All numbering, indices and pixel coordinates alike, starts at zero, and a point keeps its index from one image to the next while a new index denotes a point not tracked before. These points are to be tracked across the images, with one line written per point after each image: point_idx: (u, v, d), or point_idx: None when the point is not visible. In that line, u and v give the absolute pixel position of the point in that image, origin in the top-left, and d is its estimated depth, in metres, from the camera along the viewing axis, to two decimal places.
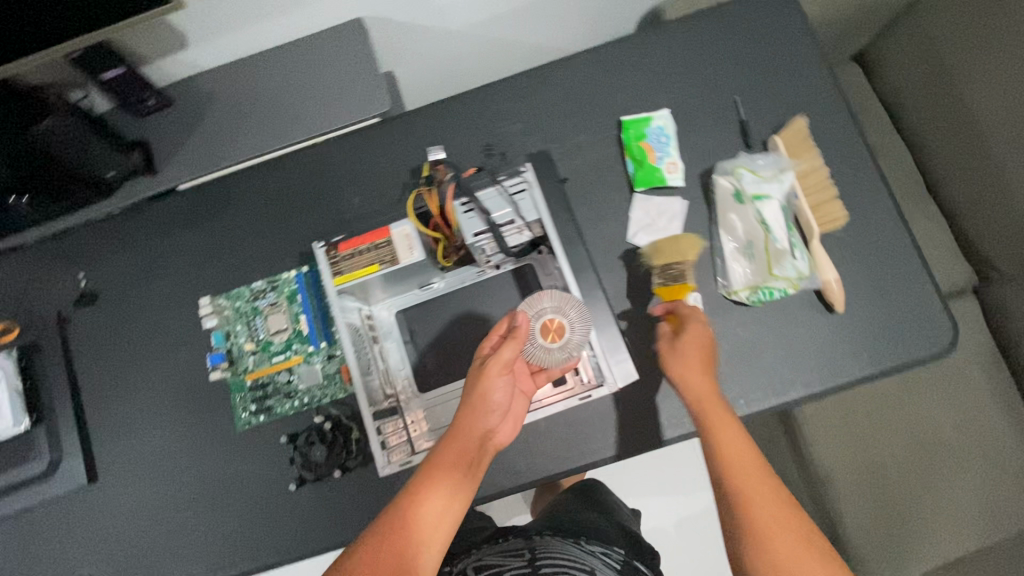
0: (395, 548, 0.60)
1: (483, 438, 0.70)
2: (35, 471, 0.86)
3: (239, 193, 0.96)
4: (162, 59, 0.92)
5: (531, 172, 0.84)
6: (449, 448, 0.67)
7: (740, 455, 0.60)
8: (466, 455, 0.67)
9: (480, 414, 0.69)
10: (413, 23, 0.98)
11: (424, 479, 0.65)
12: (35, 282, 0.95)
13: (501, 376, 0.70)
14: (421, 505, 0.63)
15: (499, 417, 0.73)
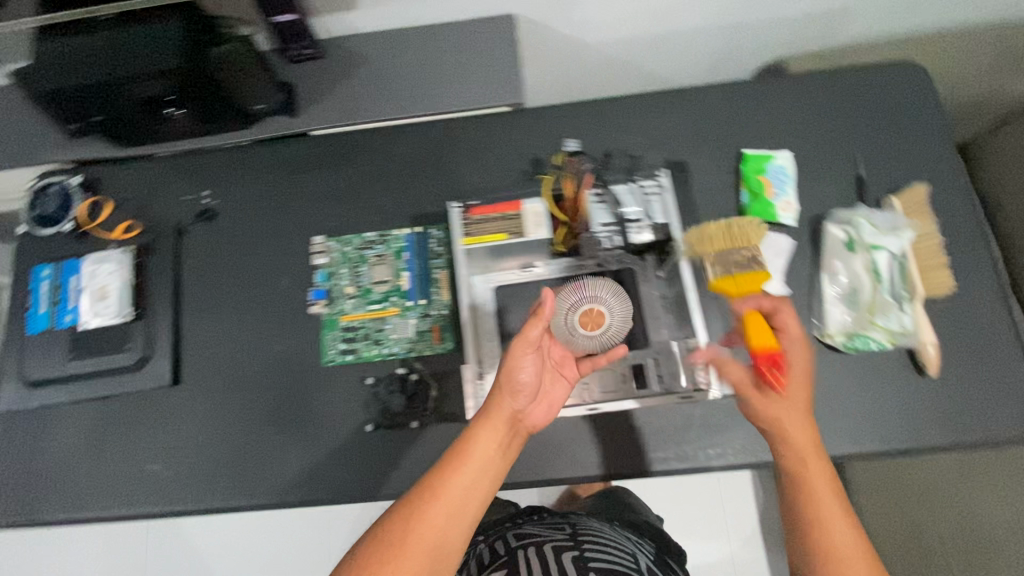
0: (424, 516, 0.65)
1: (512, 419, 0.74)
2: (126, 361, 0.92)
3: (364, 148, 1.00)
4: (327, 17, 0.98)
5: (667, 178, 0.91)
6: (479, 428, 0.71)
7: (815, 473, 0.67)
8: (494, 435, 0.71)
9: (508, 393, 0.74)
10: (560, 27, 1.03)
11: (455, 455, 0.70)
12: (161, 190, 1.01)
13: (529, 353, 0.74)
14: (449, 480, 0.67)
15: (530, 398, 0.76)
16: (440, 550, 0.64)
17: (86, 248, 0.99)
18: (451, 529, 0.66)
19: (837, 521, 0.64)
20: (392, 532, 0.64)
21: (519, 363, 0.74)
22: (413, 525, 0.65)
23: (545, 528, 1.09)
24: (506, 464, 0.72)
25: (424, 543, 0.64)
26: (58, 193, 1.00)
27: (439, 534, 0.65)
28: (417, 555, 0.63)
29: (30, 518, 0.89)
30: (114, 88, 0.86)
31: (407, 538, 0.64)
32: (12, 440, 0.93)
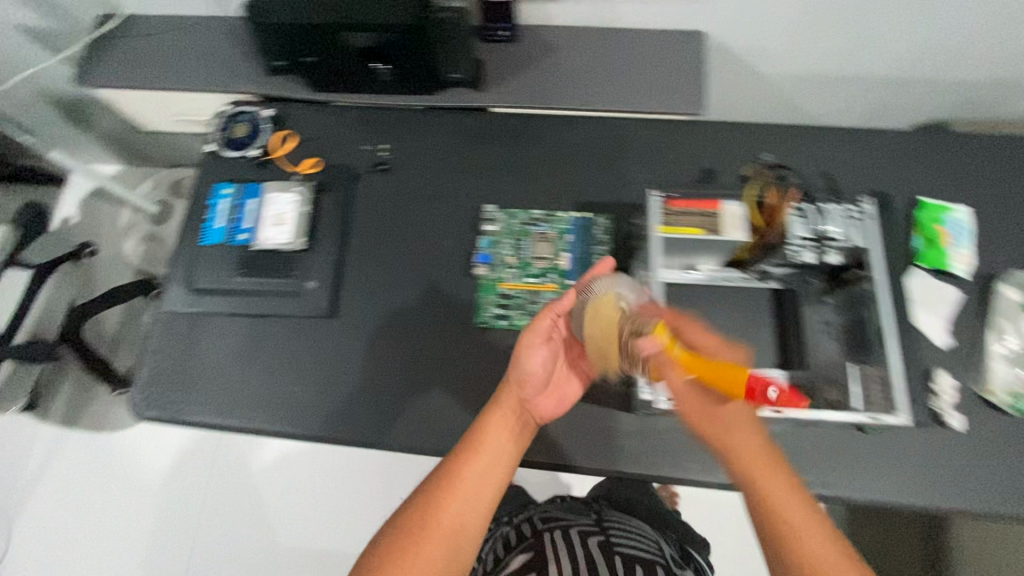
0: (444, 504, 0.69)
1: (521, 408, 0.80)
2: (292, 287, 0.97)
3: (538, 130, 1.05)
4: (531, 5, 1.03)
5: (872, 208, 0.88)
6: (489, 416, 0.77)
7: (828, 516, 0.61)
8: (503, 422, 0.77)
9: (517, 387, 0.80)
10: (747, 48, 1.06)
11: (468, 447, 0.74)
12: (342, 136, 1.07)
13: (537, 346, 0.80)
14: (465, 467, 0.72)
15: (540, 391, 0.82)
16: (461, 536, 0.68)
17: (267, 177, 1.05)
18: (469, 517, 0.69)
19: (810, 531, 0.60)
20: (413, 521, 0.68)
21: (528, 357, 0.79)
22: (434, 512, 0.68)
23: (572, 513, 1.02)
24: (517, 450, 0.76)
25: (444, 529, 0.67)
26: (251, 122, 1.06)
27: (459, 520, 0.68)
28: (439, 540, 0.66)
29: (177, 414, 0.94)
30: (334, 36, 0.93)
31: (429, 525, 0.67)
32: (168, 339, 0.97)
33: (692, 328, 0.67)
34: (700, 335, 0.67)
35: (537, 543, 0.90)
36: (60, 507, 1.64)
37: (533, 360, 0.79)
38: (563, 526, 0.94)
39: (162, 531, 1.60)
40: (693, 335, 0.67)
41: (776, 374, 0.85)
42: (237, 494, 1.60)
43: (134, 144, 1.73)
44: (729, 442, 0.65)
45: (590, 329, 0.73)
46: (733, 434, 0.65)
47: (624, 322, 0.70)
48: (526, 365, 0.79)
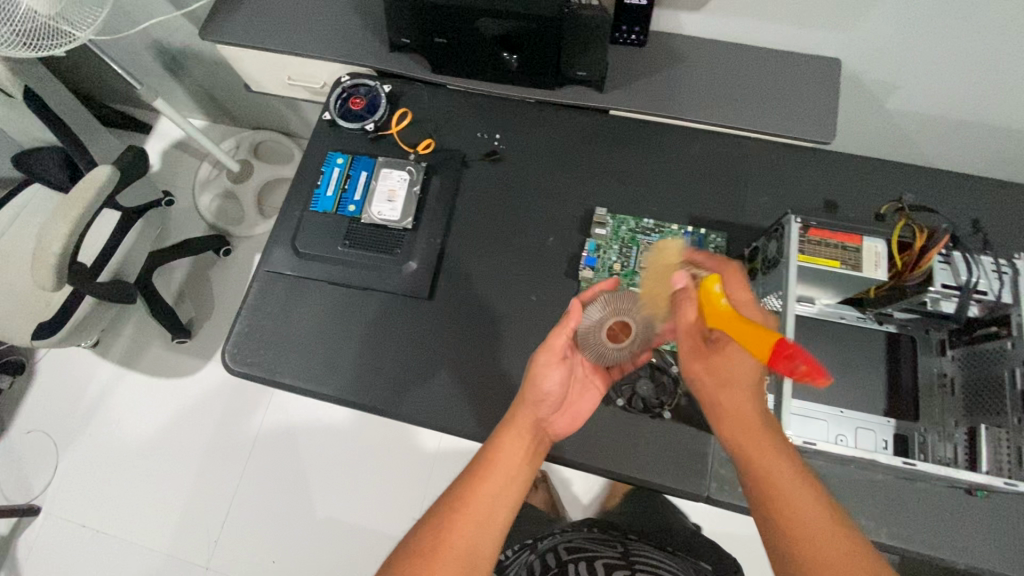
0: (455, 525, 0.65)
1: (536, 426, 0.76)
2: (394, 264, 0.97)
3: (654, 140, 1.03)
4: (665, 13, 1.01)
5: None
6: (504, 434, 0.73)
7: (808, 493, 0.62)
8: (520, 440, 0.73)
9: (532, 405, 0.76)
10: (879, 84, 1.02)
11: (480, 465, 0.70)
12: (456, 121, 1.07)
13: (553, 366, 0.75)
14: (478, 487, 0.68)
15: (555, 408, 0.79)
16: (475, 559, 0.63)
17: (377, 152, 1.05)
18: (481, 537, 0.65)
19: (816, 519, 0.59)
20: (425, 546, 0.63)
21: (543, 374, 0.75)
22: (445, 533, 0.64)
23: (593, 542, 0.96)
24: (531, 471, 0.72)
25: (456, 551, 0.63)
26: (369, 95, 1.07)
27: (470, 542, 0.64)
28: (452, 564, 0.62)
29: (267, 374, 0.94)
30: (470, 21, 0.91)
31: (441, 548, 0.63)
32: (266, 299, 0.98)
33: (735, 280, 0.72)
34: (741, 291, 0.72)
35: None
36: (104, 447, 1.64)
37: (548, 377, 0.75)
38: (588, 557, 0.90)
39: (201, 485, 1.60)
40: (742, 297, 0.72)
41: (884, 421, 0.83)
42: (280, 459, 1.60)
43: (224, 104, 1.76)
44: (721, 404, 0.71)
45: (650, 280, 0.81)
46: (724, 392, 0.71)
47: (681, 267, 0.77)
48: (543, 379, 0.75)
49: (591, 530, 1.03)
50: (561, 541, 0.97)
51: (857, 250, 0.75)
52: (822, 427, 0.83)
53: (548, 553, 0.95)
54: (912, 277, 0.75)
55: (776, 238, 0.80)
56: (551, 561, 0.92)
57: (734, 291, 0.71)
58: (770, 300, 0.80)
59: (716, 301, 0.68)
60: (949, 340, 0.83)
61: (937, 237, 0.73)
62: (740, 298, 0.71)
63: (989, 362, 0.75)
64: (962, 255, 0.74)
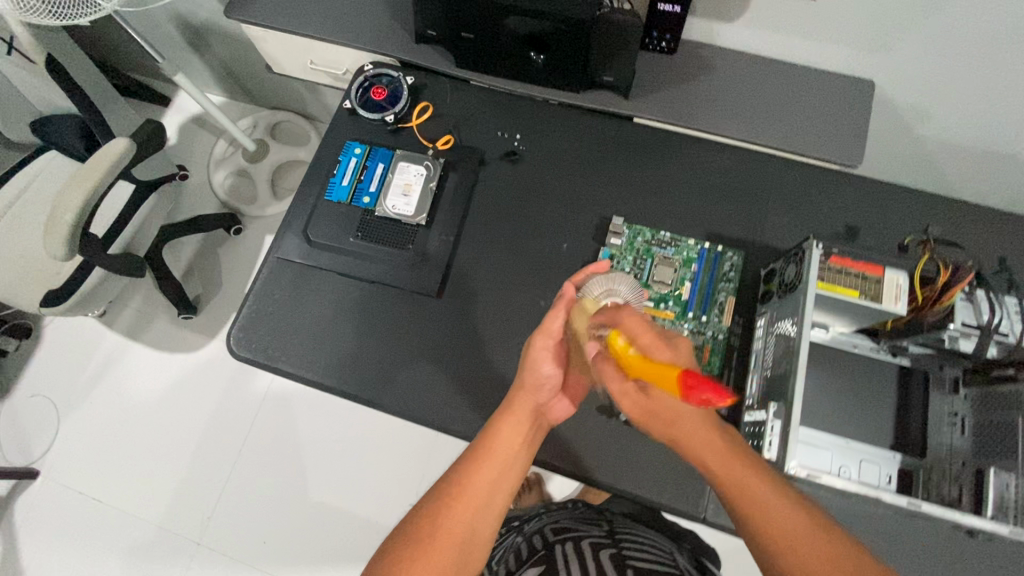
0: (453, 509, 0.67)
1: (535, 411, 0.77)
2: (405, 259, 0.96)
3: (677, 151, 1.01)
4: (698, 20, 0.99)
5: None
6: (502, 420, 0.75)
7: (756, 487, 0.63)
8: (517, 426, 0.75)
9: (531, 391, 0.77)
10: (912, 109, 1.00)
11: (480, 450, 0.72)
12: (477, 118, 1.06)
13: (551, 352, 0.77)
14: (476, 473, 0.70)
15: (553, 393, 0.80)
16: (472, 542, 0.65)
17: (396, 144, 1.04)
18: (479, 522, 0.67)
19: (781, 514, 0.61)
20: (424, 529, 0.65)
21: (539, 363, 0.76)
22: (444, 517, 0.66)
23: (581, 522, 0.92)
24: (529, 454, 0.75)
25: (455, 534, 0.65)
26: (391, 86, 1.05)
27: (468, 526, 0.66)
28: (448, 547, 0.64)
29: (271, 361, 0.94)
30: (498, 19, 0.90)
31: (439, 530, 0.65)
32: (274, 286, 0.97)
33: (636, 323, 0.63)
34: (645, 328, 0.63)
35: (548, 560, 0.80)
36: (106, 416, 1.66)
37: (547, 365, 0.76)
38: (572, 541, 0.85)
39: (199, 460, 1.61)
40: (653, 342, 0.62)
41: (889, 455, 0.82)
42: (277, 440, 1.61)
43: (243, 82, 1.75)
44: (682, 431, 0.68)
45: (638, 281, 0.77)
46: (674, 427, 0.68)
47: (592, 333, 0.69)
48: (540, 365, 0.77)
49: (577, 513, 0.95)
50: (548, 523, 0.93)
51: (878, 281, 0.73)
52: (827, 457, 0.81)
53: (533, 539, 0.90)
54: (932, 312, 0.74)
55: (795, 261, 0.79)
56: (537, 544, 0.87)
57: (643, 339, 0.62)
58: (783, 324, 0.78)
59: (621, 352, 0.62)
60: (963, 377, 0.81)
61: (961, 274, 0.71)
62: (664, 343, 0.62)
63: (1003, 405, 0.74)
64: (985, 294, 0.73)
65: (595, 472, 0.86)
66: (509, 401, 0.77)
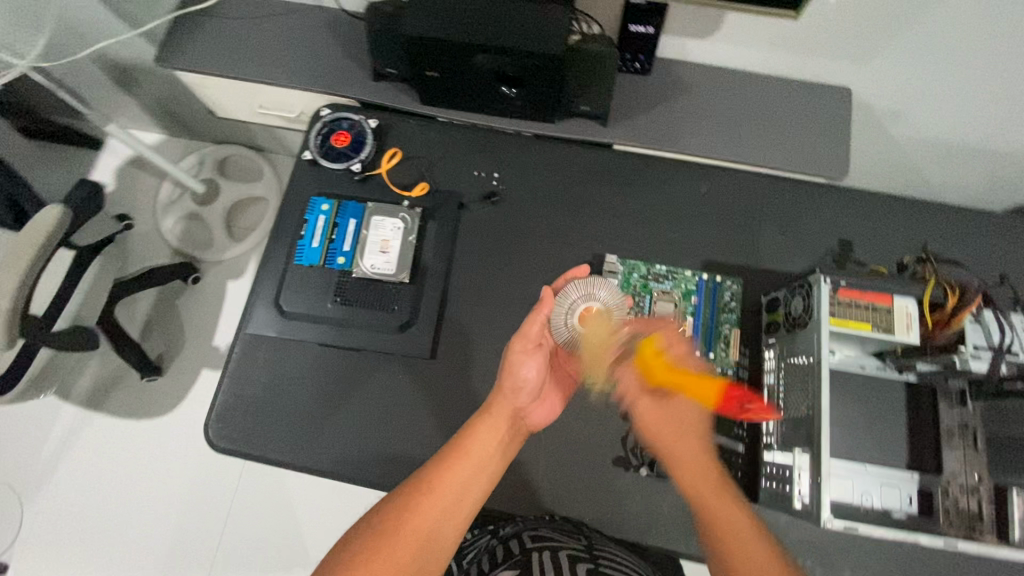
0: (420, 509, 0.64)
1: (513, 417, 0.75)
2: (391, 322, 0.90)
3: (660, 177, 0.98)
4: (670, 38, 0.94)
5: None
6: (481, 422, 0.72)
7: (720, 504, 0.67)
8: (495, 428, 0.72)
9: (510, 395, 0.74)
10: (890, 114, 0.98)
11: (452, 451, 0.70)
12: (450, 158, 0.99)
13: (529, 355, 0.75)
14: (449, 471, 0.67)
15: (532, 399, 0.77)
16: (434, 544, 0.63)
17: (365, 194, 0.97)
18: (445, 524, 0.65)
19: (736, 522, 0.65)
20: (388, 523, 0.63)
21: (518, 367, 0.74)
22: (409, 514, 0.64)
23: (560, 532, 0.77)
24: (502, 463, 0.72)
25: (418, 533, 0.63)
26: (353, 130, 0.98)
27: (433, 526, 0.64)
28: (409, 545, 0.62)
29: (256, 450, 0.87)
30: (464, 58, 0.84)
31: (403, 527, 0.63)
32: (252, 366, 0.91)
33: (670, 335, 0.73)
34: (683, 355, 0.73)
35: (524, 568, 0.67)
36: (73, 498, 1.47)
37: (526, 368, 0.74)
38: (552, 547, 0.71)
39: (182, 536, 1.44)
40: (681, 354, 0.73)
41: (908, 475, 0.81)
42: (267, 498, 1.46)
43: (183, 120, 1.58)
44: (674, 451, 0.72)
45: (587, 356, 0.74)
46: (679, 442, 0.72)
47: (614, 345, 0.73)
48: (519, 369, 0.74)
49: (555, 520, 0.81)
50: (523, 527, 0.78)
51: (888, 311, 0.73)
52: (848, 487, 0.80)
53: (507, 539, 0.75)
54: (941, 334, 0.74)
55: (802, 295, 0.78)
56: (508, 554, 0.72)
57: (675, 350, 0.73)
58: (796, 358, 0.77)
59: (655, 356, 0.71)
60: (969, 389, 0.80)
61: (967, 299, 0.73)
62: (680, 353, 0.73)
63: (1016, 420, 0.74)
64: (991, 315, 0.74)
65: (619, 527, 0.83)
66: (490, 403, 0.74)
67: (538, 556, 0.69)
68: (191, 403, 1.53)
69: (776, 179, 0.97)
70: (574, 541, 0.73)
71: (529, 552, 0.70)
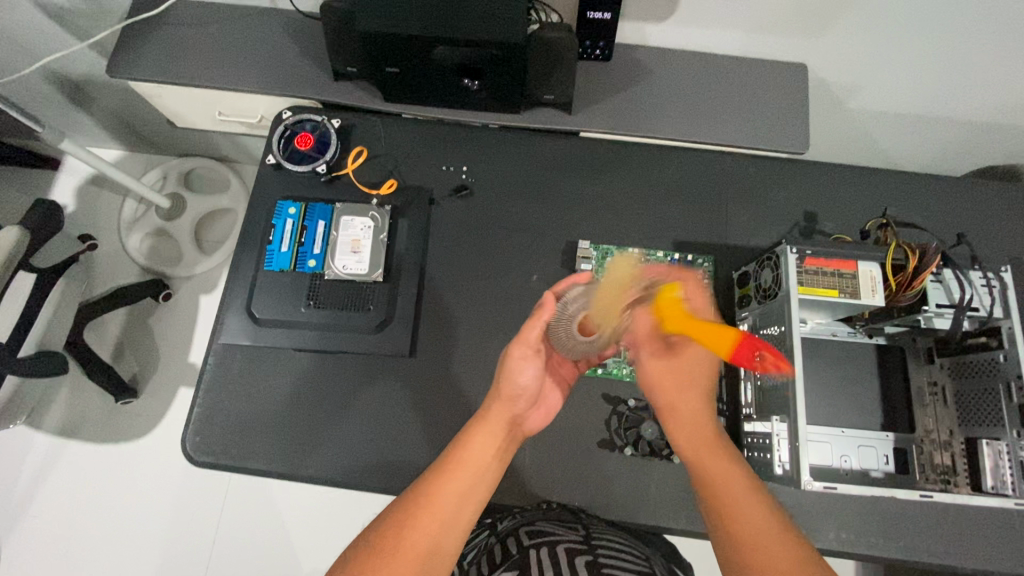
0: (418, 522, 0.60)
1: (511, 422, 0.71)
2: (367, 322, 0.89)
3: (628, 163, 0.98)
4: (628, 24, 0.94)
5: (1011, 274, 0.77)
6: (477, 429, 0.68)
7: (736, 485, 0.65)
8: (490, 433, 0.68)
9: (508, 401, 0.71)
10: (845, 87, 0.99)
11: (449, 460, 0.66)
12: (417, 154, 0.99)
13: (528, 360, 0.72)
14: (446, 482, 0.64)
15: (530, 404, 0.74)
16: (435, 560, 0.59)
17: (334, 196, 0.96)
18: (445, 536, 0.61)
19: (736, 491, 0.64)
20: (386, 538, 0.59)
21: (516, 372, 0.71)
22: (407, 529, 0.60)
23: (556, 523, 0.76)
24: (500, 467, 0.69)
25: (419, 547, 0.59)
26: (316, 132, 0.96)
27: (433, 538, 0.60)
28: (408, 562, 0.57)
29: (237, 462, 0.86)
30: (423, 52, 0.83)
31: (400, 545, 0.59)
32: (226, 377, 0.89)
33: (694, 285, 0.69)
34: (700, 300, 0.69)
35: (521, 565, 0.66)
36: (53, 530, 1.42)
37: (523, 373, 0.71)
38: (550, 542, 0.70)
39: (170, 560, 1.40)
40: (699, 304, 0.68)
41: (883, 435, 0.83)
42: (255, 513, 1.43)
43: (142, 133, 1.53)
44: (676, 404, 0.73)
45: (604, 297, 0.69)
46: (682, 394, 0.73)
47: (635, 287, 0.68)
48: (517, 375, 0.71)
49: (551, 508, 0.80)
50: (520, 520, 0.77)
51: (853, 276, 0.75)
52: (826, 450, 0.82)
53: (505, 536, 0.74)
54: (905, 297, 0.76)
55: (770, 266, 0.79)
56: (504, 549, 0.71)
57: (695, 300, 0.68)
58: (769, 329, 0.79)
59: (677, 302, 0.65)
60: (936, 347, 0.84)
61: (928, 258, 0.74)
62: (698, 305, 0.68)
63: (979, 373, 0.78)
64: (951, 273, 0.77)
65: (611, 509, 0.83)
66: (484, 408, 0.71)
67: (535, 552, 0.68)
68: (170, 423, 1.49)
69: (741, 157, 0.99)
70: (572, 532, 0.73)
71: (527, 548, 0.69)
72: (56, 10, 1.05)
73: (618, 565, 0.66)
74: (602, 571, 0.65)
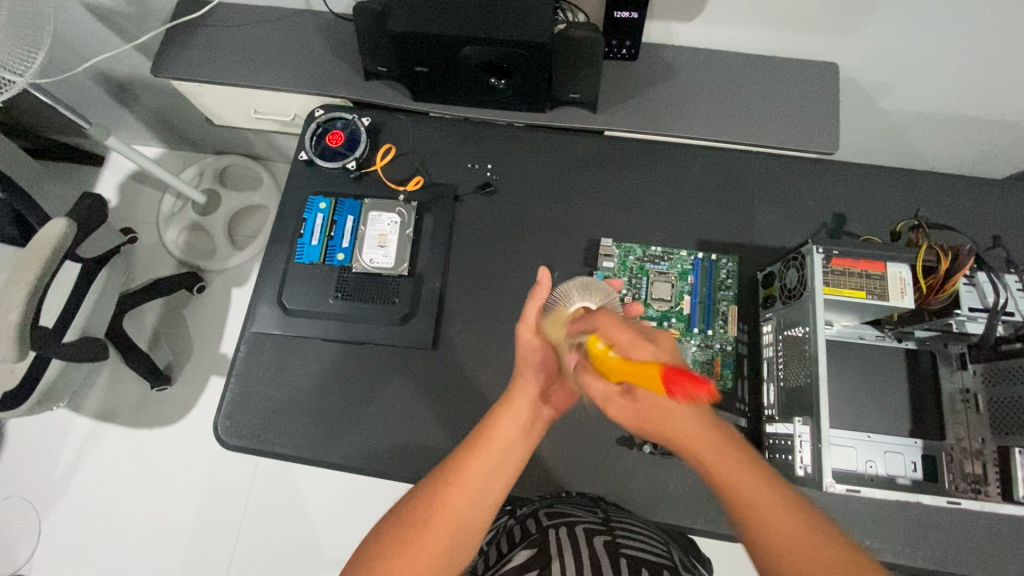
0: (445, 500, 0.59)
1: (534, 401, 0.68)
2: (392, 314, 0.91)
3: (650, 161, 0.99)
4: (655, 22, 0.93)
5: None
6: (501, 410, 0.66)
7: (755, 485, 0.56)
8: (516, 418, 0.66)
9: (526, 376, 0.69)
10: (878, 87, 0.97)
11: (474, 440, 0.64)
12: (445, 152, 1.01)
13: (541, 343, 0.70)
14: (471, 462, 0.62)
15: (553, 379, 0.70)
16: (462, 534, 0.58)
17: (362, 191, 0.98)
18: (472, 513, 0.60)
19: (767, 503, 0.54)
20: (413, 515, 0.59)
21: (530, 352, 0.69)
22: (435, 506, 0.59)
23: (573, 505, 0.77)
24: (528, 449, 0.66)
25: (446, 523, 0.58)
26: (347, 130, 0.99)
27: (460, 516, 0.59)
28: (438, 539, 0.57)
29: (265, 446, 0.89)
30: (452, 51, 0.84)
31: (428, 522, 0.58)
32: (256, 364, 0.93)
33: (614, 328, 0.57)
34: (624, 334, 0.57)
35: (540, 546, 0.66)
36: (90, 507, 1.48)
37: (537, 352, 0.69)
38: (569, 523, 0.70)
39: (199, 540, 1.45)
40: (628, 338, 0.56)
41: (912, 442, 0.82)
42: (279, 499, 1.47)
43: (181, 132, 1.59)
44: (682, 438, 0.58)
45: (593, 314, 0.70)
46: (686, 428, 0.58)
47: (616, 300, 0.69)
48: (531, 354, 0.69)
49: (570, 496, 0.81)
50: (541, 505, 0.77)
51: (882, 277, 0.74)
52: (853, 454, 0.81)
53: (524, 518, 0.75)
54: (936, 299, 0.77)
55: (795, 266, 0.79)
56: (524, 532, 0.72)
57: (620, 339, 0.57)
58: (794, 330, 0.79)
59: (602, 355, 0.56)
60: (969, 353, 0.82)
61: (961, 260, 0.74)
62: (633, 345, 0.56)
63: (1013, 380, 0.75)
64: (986, 276, 0.76)
65: (628, 504, 0.84)
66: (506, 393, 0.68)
67: (554, 532, 0.68)
68: (201, 409, 1.54)
69: (766, 156, 0.98)
70: (592, 515, 0.73)
71: (546, 529, 0.70)
72: (104, 12, 1.10)
73: (637, 548, 0.67)
74: (621, 555, 0.65)
